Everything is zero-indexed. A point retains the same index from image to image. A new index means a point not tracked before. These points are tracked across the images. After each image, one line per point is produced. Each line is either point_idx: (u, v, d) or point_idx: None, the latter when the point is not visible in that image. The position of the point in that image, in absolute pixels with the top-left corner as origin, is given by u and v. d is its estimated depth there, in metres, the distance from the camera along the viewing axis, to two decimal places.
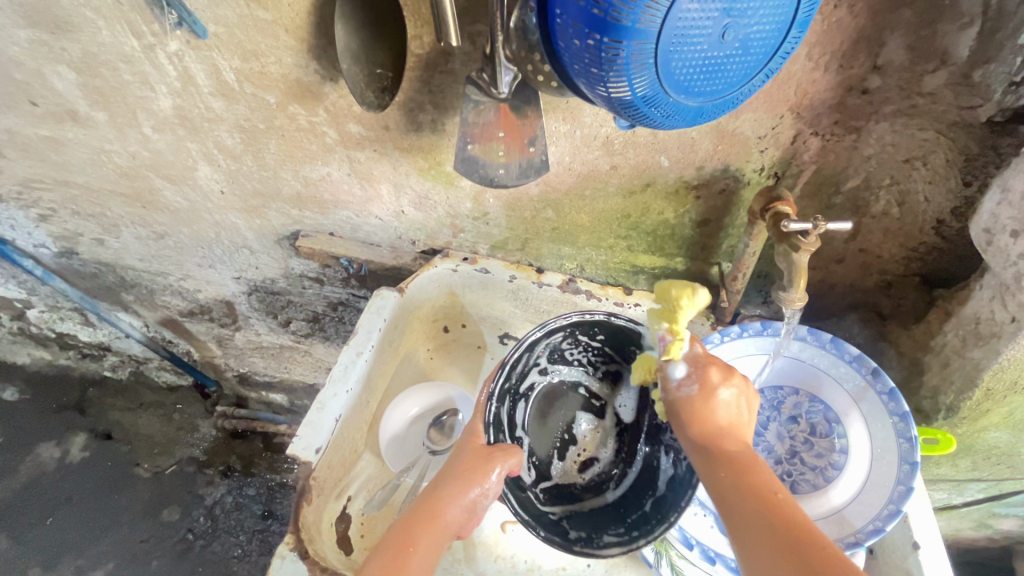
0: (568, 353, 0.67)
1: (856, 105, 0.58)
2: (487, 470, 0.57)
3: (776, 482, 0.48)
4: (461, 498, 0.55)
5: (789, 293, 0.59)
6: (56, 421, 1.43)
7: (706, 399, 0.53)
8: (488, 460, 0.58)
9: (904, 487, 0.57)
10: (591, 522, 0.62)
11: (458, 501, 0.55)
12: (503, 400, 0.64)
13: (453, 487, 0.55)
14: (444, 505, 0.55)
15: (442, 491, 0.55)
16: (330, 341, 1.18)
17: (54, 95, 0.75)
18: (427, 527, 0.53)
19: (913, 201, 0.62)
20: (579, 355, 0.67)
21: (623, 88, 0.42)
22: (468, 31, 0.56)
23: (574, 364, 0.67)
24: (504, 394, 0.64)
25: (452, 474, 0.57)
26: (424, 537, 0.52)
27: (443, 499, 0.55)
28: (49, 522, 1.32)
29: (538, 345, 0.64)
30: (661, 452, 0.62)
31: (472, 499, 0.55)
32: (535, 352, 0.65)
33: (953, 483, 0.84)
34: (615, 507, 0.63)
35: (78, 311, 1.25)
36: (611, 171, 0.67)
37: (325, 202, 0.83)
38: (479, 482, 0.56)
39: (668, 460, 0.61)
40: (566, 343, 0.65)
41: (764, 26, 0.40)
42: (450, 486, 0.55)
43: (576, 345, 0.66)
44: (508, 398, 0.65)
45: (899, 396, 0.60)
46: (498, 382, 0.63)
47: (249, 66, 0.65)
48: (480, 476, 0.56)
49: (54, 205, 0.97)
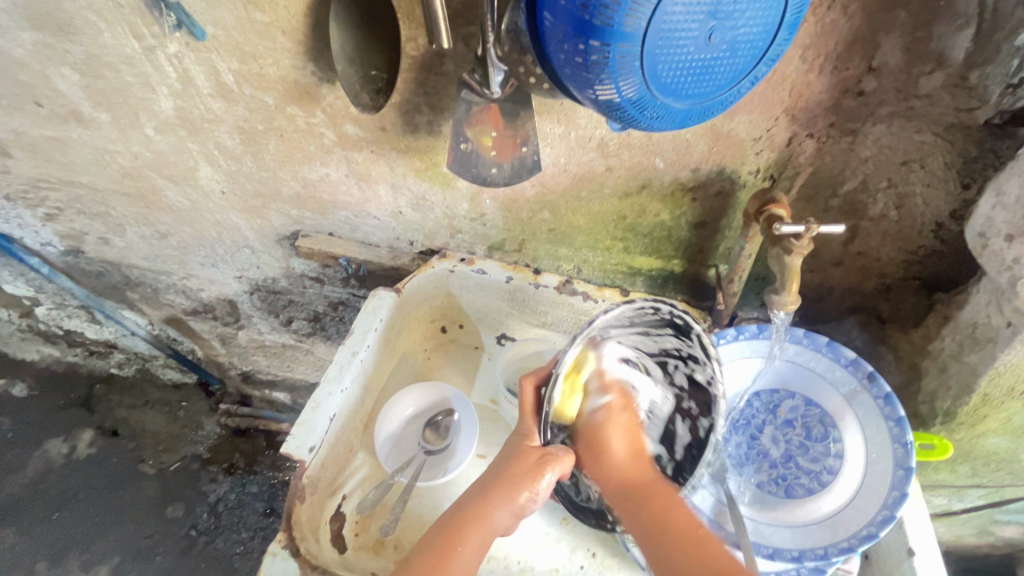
0: (609, 326, 0.61)
1: (852, 107, 0.57)
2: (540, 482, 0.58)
3: (692, 516, 0.58)
4: (513, 506, 0.57)
5: (781, 297, 0.59)
6: (62, 418, 1.44)
7: (616, 425, 0.65)
8: (538, 466, 0.59)
9: (898, 492, 0.57)
10: None
11: (508, 508, 0.57)
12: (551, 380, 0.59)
13: (507, 497, 0.57)
14: (492, 510, 0.57)
15: (492, 497, 0.58)
16: (331, 341, 1.19)
17: (58, 96, 0.76)
18: (475, 529, 0.56)
19: (912, 204, 0.61)
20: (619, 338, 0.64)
21: (611, 91, 0.42)
22: (462, 33, 0.56)
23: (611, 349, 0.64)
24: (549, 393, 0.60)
25: (504, 478, 0.58)
26: (472, 538, 0.56)
27: (493, 508, 0.57)
28: (56, 517, 1.34)
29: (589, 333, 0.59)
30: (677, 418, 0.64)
31: (521, 504, 0.57)
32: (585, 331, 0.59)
33: (953, 489, 0.83)
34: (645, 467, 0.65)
35: (84, 309, 1.27)
36: (606, 173, 0.67)
37: (323, 203, 0.84)
38: (529, 487, 0.57)
39: (683, 425, 0.64)
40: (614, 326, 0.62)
41: (752, 28, 0.39)
42: (500, 490, 0.57)
43: (620, 320, 0.61)
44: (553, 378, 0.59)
45: (895, 400, 0.60)
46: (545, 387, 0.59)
47: (248, 67, 0.66)
48: (532, 481, 0.58)
49: (59, 205, 0.98)
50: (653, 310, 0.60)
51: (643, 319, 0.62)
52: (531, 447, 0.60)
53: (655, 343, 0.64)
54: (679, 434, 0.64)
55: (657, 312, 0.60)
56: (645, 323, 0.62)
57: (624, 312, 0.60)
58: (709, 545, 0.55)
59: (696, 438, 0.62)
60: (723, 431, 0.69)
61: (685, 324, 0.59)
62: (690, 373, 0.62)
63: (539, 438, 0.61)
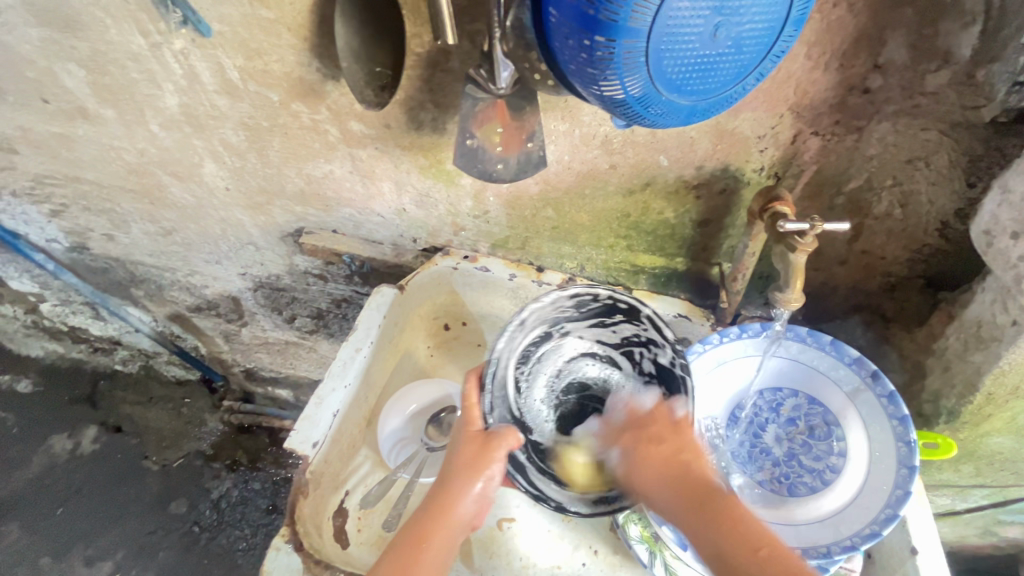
0: (560, 319, 0.65)
1: (857, 105, 0.57)
2: (494, 462, 0.58)
3: (758, 529, 0.52)
4: (471, 493, 0.57)
5: (785, 294, 0.59)
6: (66, 414, 1.45)
7: (655, 456, 0.57)
8: (486, 450, 0.58)
9: (901, 491, 0.57)
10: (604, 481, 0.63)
11: (467, 496, 0.57)
12: (500, 370, 0.62)
13: (464, 484, 0.57)
14: (454, 502, 0.57)
15: (450, 488, 0.58)
16: (334, 338, 1.20)
17: (65, 93, 0.77)
18: (440, 523, 0.57)
19: (916, 202, 0.61)
20: (571, 332, 0.66)
21: (616, 88, 0.42)
22: (467, 30, 0.56)
23: (568, 348, 0.67)
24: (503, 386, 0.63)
25: (457, 467, 0.58)
26: (438, 533, 0.56)
27: (453, 498, 0.57)
28: (60, 513, 1.34)
29: (531, 323, 0.64)
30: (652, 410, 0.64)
31: (477, 491, 0.57)
32: (527, 319, 0.63)
33: (957, 489, 0.83)
34: None
35: (88, 306, 1.27)
36: (610, 170, 0.67)
37: (328, 200, 0.84)
38: (482, 473, 0.57)
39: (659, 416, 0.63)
40: (559, 318, 0.65)
41: (757, 24, 0.39)
42: (455, 480, 0.57)
43: (565, 311, 0.65)
44: (505, 367, 0.63)
45: (898, 399, 0.60)
46: (494, 376, 0.62)
47: (253, 64, 0.66)
48: (483, 466, 0.57)
49: (65, 201, 0.98)
50: (593, 298, 0.64)
51: (588, 307, 0.65)
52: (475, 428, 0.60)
53: (616, 333, 0.66)
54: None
55: (597, 299, 0.64)
56: (593, 312, 0.65)
57: (564, 301, 0.64)
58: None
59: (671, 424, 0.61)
60: (726, 427, 0.69)
61: (631, 306, 0.63)
62: (654, 358, 0.63)
63: (481, 422, 0.61)
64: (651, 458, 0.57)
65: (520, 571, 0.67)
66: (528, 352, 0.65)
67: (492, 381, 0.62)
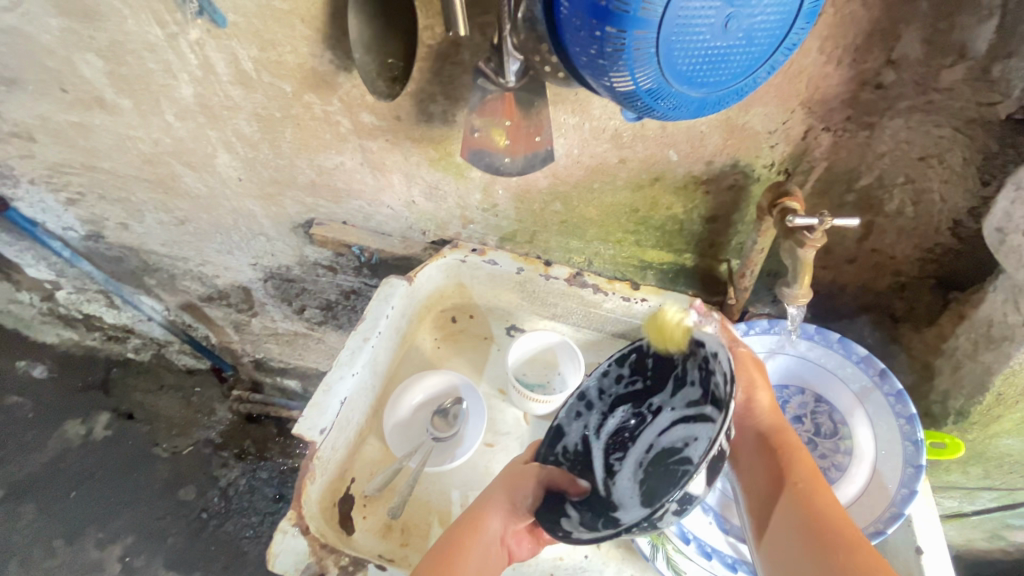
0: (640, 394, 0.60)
1: (870, 100, 0.57)
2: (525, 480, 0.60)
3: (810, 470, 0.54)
4: (503, 504, 0.59)
5: (793, 290, 0.59)
6: (80, 400, 1.48)
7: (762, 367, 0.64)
8: (521, 472, 0.61)
9: (907, 490, 0.57)
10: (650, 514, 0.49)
11: (499, 513, 0.58)
12: (573, 447, 0.63)
13: (495, 498, 0.59)
14: (485, 519, 0.58)
15: (483, 505, 0.59)
16: (342, 330, 1.21)
17: (83, 82, 0.78)
18: (472, 540, 0.56)
19: (928, 200, 0.60)
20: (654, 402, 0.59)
21: (626, 81, 0.42)
22: (478, 22, 0.56)
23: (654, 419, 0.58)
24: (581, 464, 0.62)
25: (491, 488, 0.61)
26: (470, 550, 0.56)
27: (484, 509, 0.58)
28: (73, 496, 1.37)
29: (601, 396, 0.63)
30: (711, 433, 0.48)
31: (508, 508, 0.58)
32: (599, 397, 0.63)
33: (965, 491, 0.82)
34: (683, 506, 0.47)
35: (103, 294, 1.29)
36: (619, 164, 0.67)
37: (338, 191, 0.85)
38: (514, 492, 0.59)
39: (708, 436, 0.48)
40: (634, 388, 0.61)
41: (768, 16, 0.39)
42: (488, 496, 0.60)
43: (636, 381, 0.61)
44: (585, 445, 0.63)
45: (906, 398, 0.59)
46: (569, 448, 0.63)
47: (267, 55, 0.67)
48: (515, 485, 0.60)
49: (82, 189, 1.00)
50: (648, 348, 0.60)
51: (654, 370, 0.59)
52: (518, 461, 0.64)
53: (692, 382, 0.55)
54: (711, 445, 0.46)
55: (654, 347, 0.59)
56: (664, 375, 0.58)
57: (629, 373, 0.61)
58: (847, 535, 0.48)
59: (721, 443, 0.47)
60: None
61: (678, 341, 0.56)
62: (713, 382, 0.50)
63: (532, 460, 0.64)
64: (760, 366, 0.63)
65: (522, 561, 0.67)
66: (616, 432, 0.61)
67: (561, 450, 0.63)
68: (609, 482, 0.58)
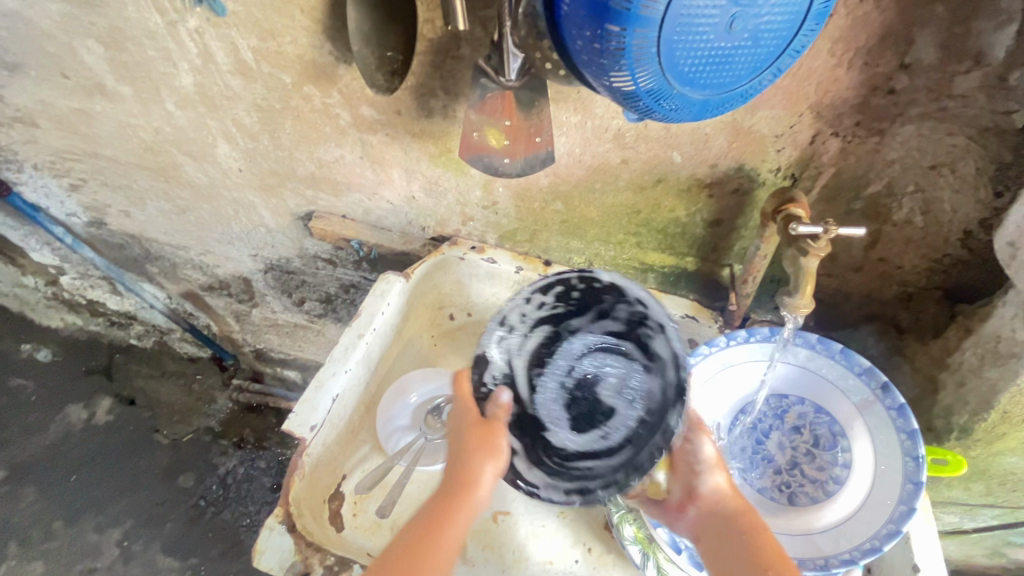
0: (561, 317, 0.61)
1: (881, 106, 0.55)
2: (499, 439, 0.57)
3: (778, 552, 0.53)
4: (486, 472, 0.56)
5: (794, 299, 0.57)
6: (82, 384, 1.49)
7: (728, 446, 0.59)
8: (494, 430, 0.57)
9: (906, 507, 0.55)
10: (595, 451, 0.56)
11: (484, 477, 0.56)
12: (496, 373, 0.60)
13: (479, 462, 0.56)
14: (476, 482, 0.56)
15: (471, 468, 0.56)
16: (342, 323, 1.21)
17: (85, 69, 0.78)
18: (463, 504, 0.56)
19: (938, 210, 0.59)
20: (571, 327, 0.61)
21: (627, 80, 0.40)
22: (479, 16, 0.55)
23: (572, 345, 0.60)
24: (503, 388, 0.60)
25: (469, 447, 0.57)
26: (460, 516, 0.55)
27: (473, 475, 0.56)
28: (73, 479, 1.38)
29: (519, 320, 0.61)
30: (648, 375, 0.57)
31: (491, 469, 0.56)
32: (520, 321, 0.62)
33: (966, 507, 0.80)
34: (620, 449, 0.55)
35: (106, 280, 1.30)
36: (622, 165, 0.66)
37: (338, 184, 0.84)
38: (491, 457, 0.56)
39: (651, 382, 0.56)
40: (553, 311, 0.61)
41: (776, 17, 0.38)
42: (472, 459, 0.56)
43: (556, 307, 0.61)
44: (505, 369, 0.60)
45: (908, 413, 0.58)
46: (489, 369, 0.60)
47: (266, 45, 0.66)
48: (493, 450, 0.56)
49: (84, 176, 1.00)
50: (572, 281, 0.62)
51: (581, 301, 0.61)
52: (476, 414, 0.59)
53: (618, 319, 0.59)
54: (643, 398, 0.56)
55: (582, 283, 0.62)
56: (590, 306, 0.60)
57: (552, 301, 0.62)
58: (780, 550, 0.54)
59: (665, 397, 0.55)
60: (728, 432, 0.67)
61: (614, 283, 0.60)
62: (649, 335, 0.57)
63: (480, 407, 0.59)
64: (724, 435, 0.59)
65: (512, 564, 0.67)
66: (535, 355, 0.61)
67: (487, 380, 0.60)
68: (532, 400, 0.59)
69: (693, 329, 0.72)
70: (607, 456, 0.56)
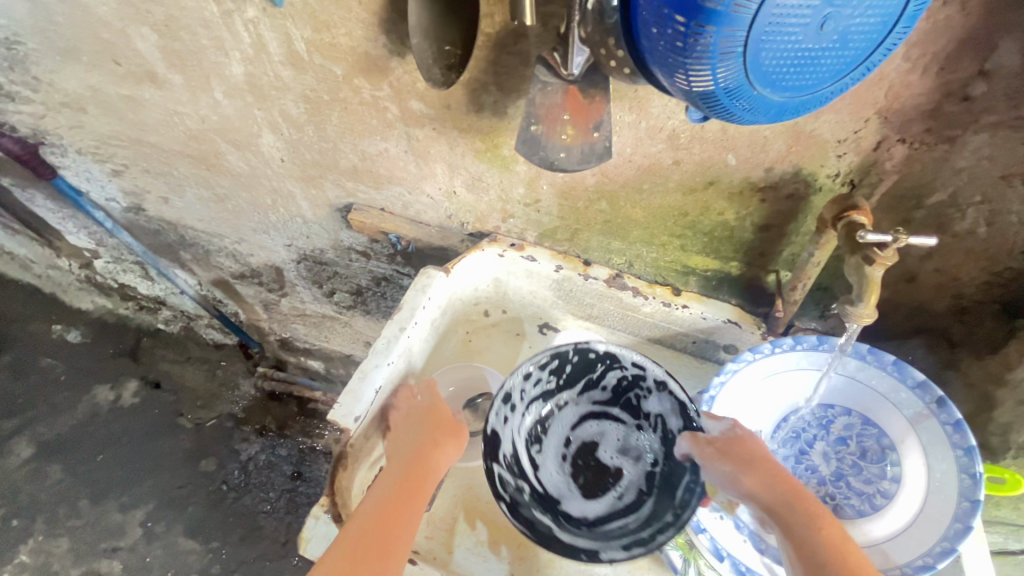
0: (552, 393, 0.67)
1: (953, 113, 0.53)
2: (460, 436, 0.63)
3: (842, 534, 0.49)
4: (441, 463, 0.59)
5: (857, 308, 0.56)
6: (112, 366, 1.52)
7: (746, 447, 0.56)
8: (455, 426, 0.63)
9: (962, 525, 0.54)
10: (613, 510, 0.62)
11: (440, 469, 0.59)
12: (507, 454, 0.63)
13: (439, 452, 0.60)
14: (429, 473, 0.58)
15: (431, 459, 0.59)
16: (371, 315, 1.21)
17: (137, 56, 0.79)
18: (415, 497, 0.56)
19: (1005, 222, 0.57)
20: (562, 399, 0.67)
21: (705, 79, 0.40)
22: (541, 13, 0.54)
23: (563, 416, 0.68)
24: (513, 470, 0.63)
25: (430, 440, 0.61)
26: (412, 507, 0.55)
27: (428, 466, 0.59)
28: (100, 459, 1.41)
29: (518, 400, 0.65)
30: (645, 433, 0.65)
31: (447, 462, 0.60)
32: (520, 399, 0.65)
33: (1013, 527, 0.78)
34: (639, 503, 0.62)
35: (140, 265, 1.32)
36: (673, 166, 0.65)
37: (380, 177, 0.84)
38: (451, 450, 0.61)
39: (651, 439, 0.64)
40: (546, 386, 0.66)
41: (868, 18, 0.37)
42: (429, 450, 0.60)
43: (548, 381, 0.66)
44: (513, 450, 0.64)
45: (966, 428, 0.56)
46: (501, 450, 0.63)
47: (321, 36, 0.66)
48: (452, 443, 0.61)
49: (126, 162, 1.01)
50: (566, 354, 0.65)
51: (572, 373, 0.66)
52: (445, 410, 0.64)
53: (605, 389, 0.67)
54: (644, 453, 0.64)
55: (574, 355, 0.65)
56: (579, 377, 0.67)
57: (546, 375, 0.66)
58: (840, 536, 0.49)
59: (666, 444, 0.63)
60: (771, 441, 0.66)
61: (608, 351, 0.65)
62: (644, 398, 0.64)
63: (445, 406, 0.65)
64: (739, 443, 0.57)
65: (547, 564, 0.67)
66: (532, 430, 0.67)
67: (501, 456, 0.63)
68: (539, 476, 0.64)
69: (736, 335, 0.72)
70: (626, 514, 0.62)
